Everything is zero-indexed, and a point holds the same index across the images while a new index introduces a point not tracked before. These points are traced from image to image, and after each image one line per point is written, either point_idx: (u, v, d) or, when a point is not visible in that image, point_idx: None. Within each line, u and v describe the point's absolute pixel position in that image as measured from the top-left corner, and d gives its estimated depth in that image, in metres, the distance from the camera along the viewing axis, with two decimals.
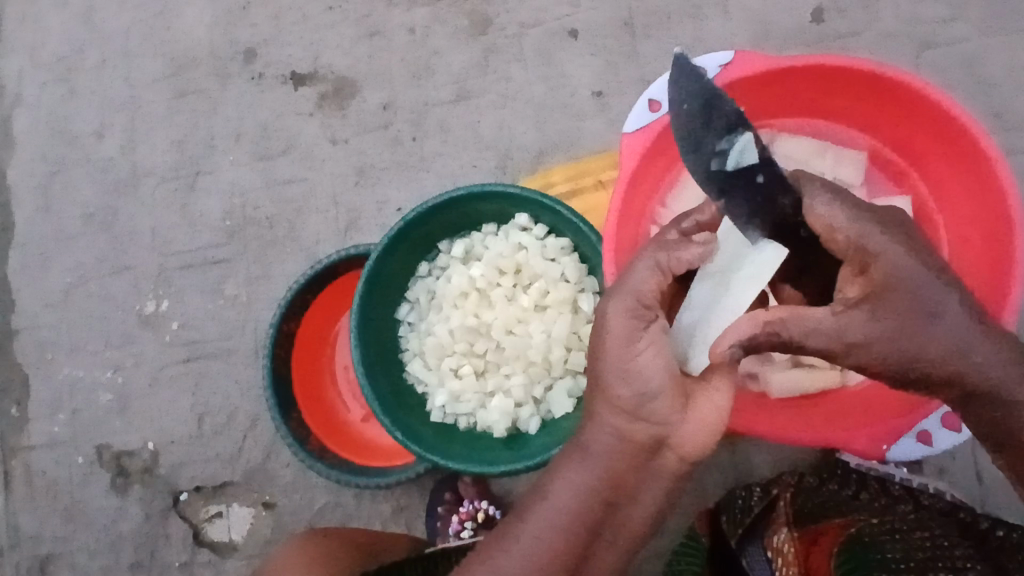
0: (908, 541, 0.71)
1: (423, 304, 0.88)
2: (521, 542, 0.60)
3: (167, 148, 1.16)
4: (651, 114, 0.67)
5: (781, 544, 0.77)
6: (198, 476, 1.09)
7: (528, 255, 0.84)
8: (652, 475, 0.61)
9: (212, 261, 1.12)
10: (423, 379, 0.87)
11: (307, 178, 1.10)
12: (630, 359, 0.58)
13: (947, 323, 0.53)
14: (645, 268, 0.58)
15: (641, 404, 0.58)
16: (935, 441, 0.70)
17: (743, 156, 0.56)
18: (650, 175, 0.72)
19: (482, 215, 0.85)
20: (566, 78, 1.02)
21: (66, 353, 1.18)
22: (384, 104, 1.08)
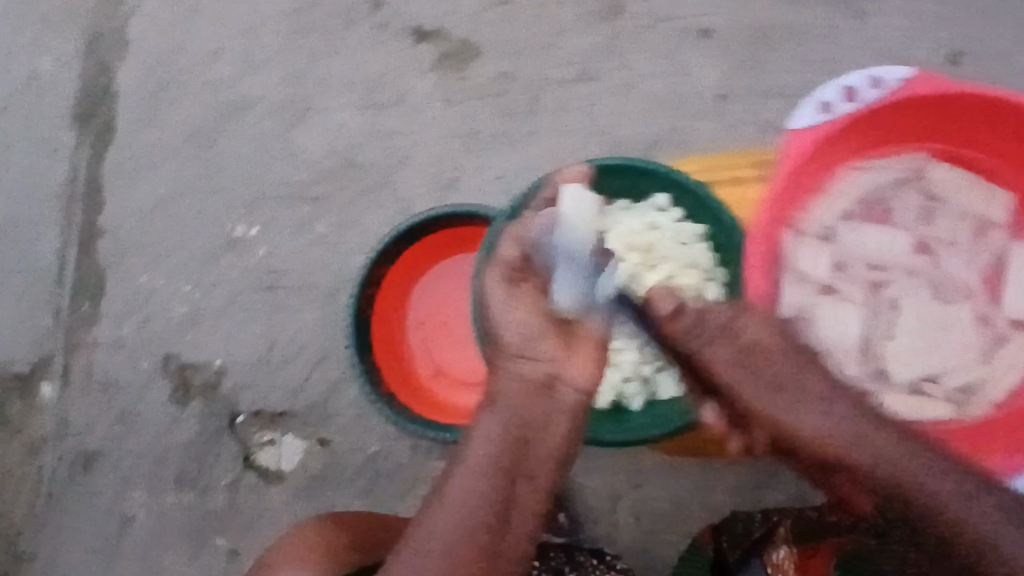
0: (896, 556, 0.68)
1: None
2: (450, 486, 0.61)
3: (281, 81, 1.18)
4: (823, 117, 0.71)
5: (781, 562, 0.82)
6: (259, 401, 1.12)
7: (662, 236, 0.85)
8: (552, 409, 0.66)
9: (308, 197, 1.14)
10: None
11: (414, 133, 1.11)
12: (507, 311, 0.70)
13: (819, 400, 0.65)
14: (506, 243, 0.71)
15: (526, 344, 0.68)
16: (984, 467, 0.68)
17: (606, 286, 0.72)
18: (806, 179, 0.75)
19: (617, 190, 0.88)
20: (692, 77, 1.03)
21: (148, 261, 1.20)
22: (502, 73, 1.09)
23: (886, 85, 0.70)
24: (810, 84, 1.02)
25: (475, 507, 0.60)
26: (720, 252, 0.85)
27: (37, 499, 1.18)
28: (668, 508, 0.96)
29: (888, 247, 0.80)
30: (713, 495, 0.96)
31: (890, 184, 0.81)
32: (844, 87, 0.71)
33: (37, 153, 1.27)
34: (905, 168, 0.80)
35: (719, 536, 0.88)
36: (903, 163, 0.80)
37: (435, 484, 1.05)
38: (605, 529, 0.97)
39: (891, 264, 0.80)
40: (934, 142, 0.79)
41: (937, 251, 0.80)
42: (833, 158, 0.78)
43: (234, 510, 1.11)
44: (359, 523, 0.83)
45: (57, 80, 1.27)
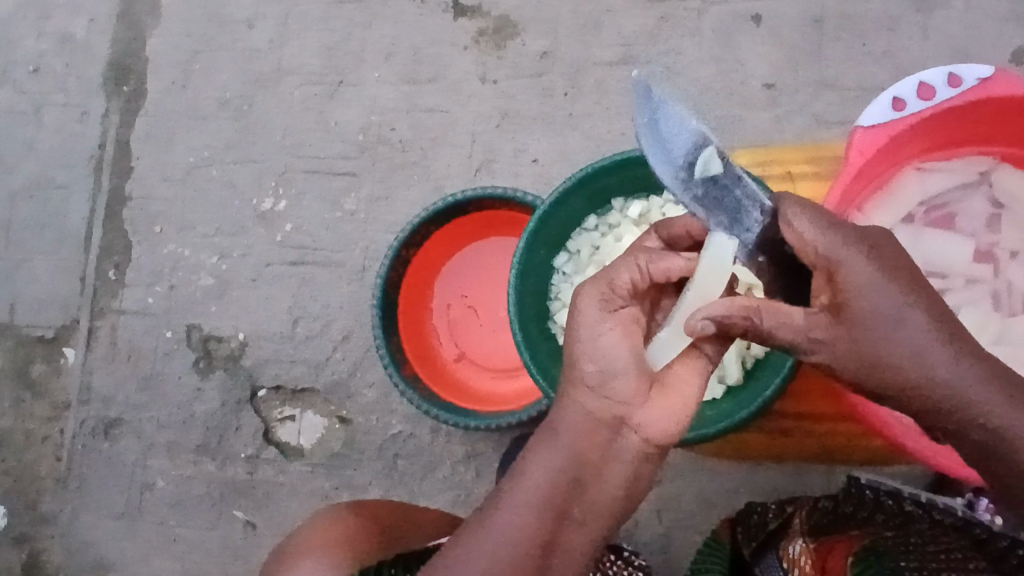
0: (925, 556, 0.63)
1: (582, 257, 0.87)
2: (492, 523, 0.55)
3: (315, 52, 1.16)
4: (893, 112, 0.66)
5: (797, 557, 0.76)
6: (281, 375, 1.11)
7: None
8: (615, 458, 0.56)
9: (339, 172, 1.12)
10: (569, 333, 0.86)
11: (450, 111, 1.09)
12: (595, 337, 0.56)
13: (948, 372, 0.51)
14: (626, 268, 0.59)
15: (604, 380, 0.56)
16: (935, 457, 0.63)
17: (709, 165, 0.56)
18: (866, 178, 0.70)
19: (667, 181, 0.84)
20: (742, 64, 1.00)
21: (176, 230, 1.19)
22: (543, 52, 1.06)
23: (963, 83, 0.66)
24: (864, 77, 0.98)
25: (513, 556, 0.54)
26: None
27: (59, 463, 1.19)
28: (692, 507, 0.94)
29: (949, 256, 0.73)
30: (741, 498, 0.93)
31: (955, 188, 0.75)
32: (916, 84, 0.66)
33: (69, 117, 1.26)
34: (963, 169, 0.74)
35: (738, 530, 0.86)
36: (963, 165, 0.74)
37: (456, 470, 1.03)
38: (628, 524, 0.95)
39: (954, 272, 0.73)
40: (1005, 146, 0.73)
41: (1002, 262, 0.74)
42: (899, 159, 0.72)
43: (253, 484, 1.11)
44: (386, 516, 0.81)
45: (90, 43, 1.26)
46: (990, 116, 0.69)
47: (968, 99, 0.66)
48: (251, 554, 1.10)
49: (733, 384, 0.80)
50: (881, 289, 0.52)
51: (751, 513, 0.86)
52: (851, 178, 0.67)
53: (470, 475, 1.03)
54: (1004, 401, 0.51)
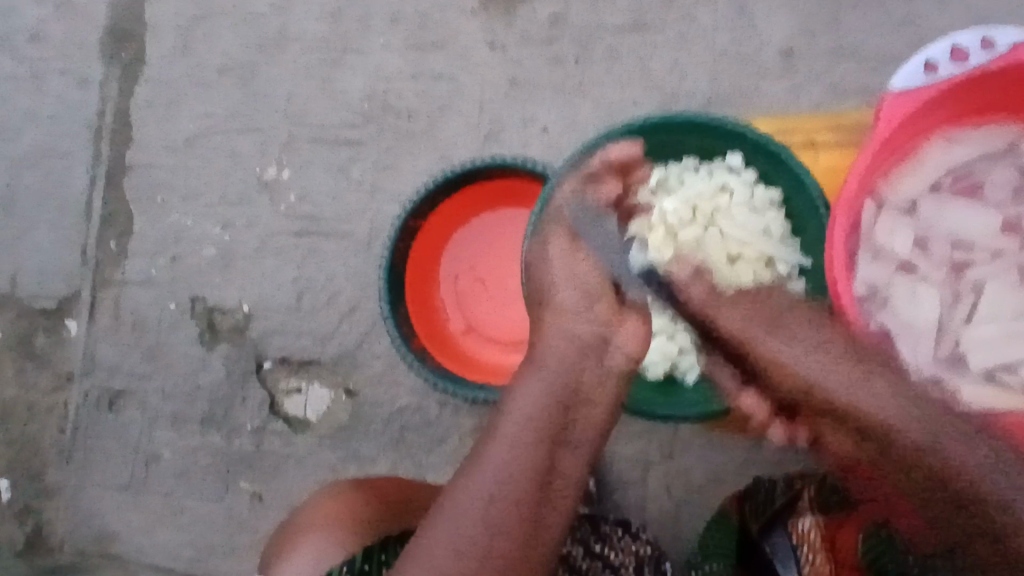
0: None
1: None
2: (495, 441, 0.62)
3: (319, 17, 1.13)
4: (923, 78, 0.65)
5: (806, 533, 0.81)
6: (287, 347, 1.09)
7: (731, 200, 0.81)
8: (601, 375, 0.69)
9: (343, 141, 1.09)
10: None
11: (457, 78, 1.06)
12: (571, 271, 0.74)
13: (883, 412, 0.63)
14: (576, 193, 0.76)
15: (582, 306, 0.72)
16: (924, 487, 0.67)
17: None
18: (892, 148, 0.69)
19: (687, 149, 0.83)
20: (758, 31, 0.98)
21: (178, 200, 1.17)
22: (553, 17, 1.03)
23: None
24: (883, 45, 0.96)
25: (517, 464, 0.60)
26: (791, 223, 0.80)
27: (64, 434, 1.18)
28: (701, 480, 0.94)
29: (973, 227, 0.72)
30: (749, 471, 0.93)
31: (982, 158, 0.73)
32: (939, 53, 0.65)
33: (68, 84, 1.23)
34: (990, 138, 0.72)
35: (743, 504, 0.88)
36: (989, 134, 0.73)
37: (463, 443, 1.03)
38: (636, 498, 0.95)
39: (977, 244, 0.72)
40: None
41: None
42: (925, 129, 0.71)
43: (259, 455, 1.11)
44: (410, 496, 0.80)
45: (88, 8, 1.23)
46: (1021, 83, 0.67)
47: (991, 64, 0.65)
48: (257, 525, 1.10)
49: None
50: (808, 324, 0.71)
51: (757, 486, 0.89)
52: (877, 149, 0.65)
53: None
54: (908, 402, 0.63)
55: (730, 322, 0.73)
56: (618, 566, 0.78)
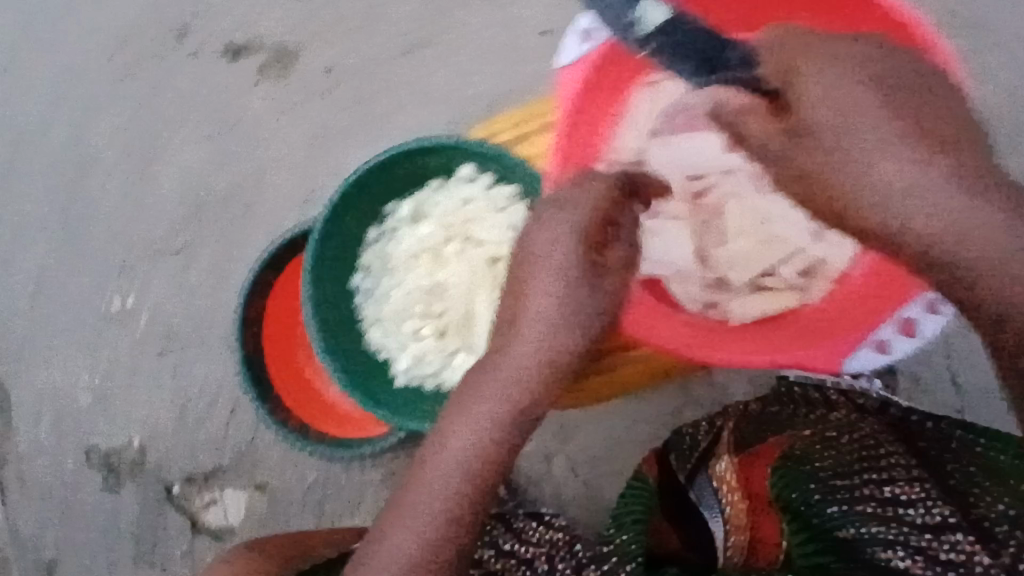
0: (839, 450, 0.70)
1: (376, 270, 0.83)
2: (428, 481, 0.63)
3: (111, 137, 1.11)
4: (584, 44, 0.70)
5: (725, 472, 0.76)
6: (188, 465, 1.09)
7: (475, 207, 0.81)
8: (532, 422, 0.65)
9: (173, 249, 1.09)
10: (382, 346, 0.83)
11: (259, 153, 1.06)
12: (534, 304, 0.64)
13: (1001, 225, 0.49)
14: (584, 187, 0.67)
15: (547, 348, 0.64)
16: (894, 348, 0.70)
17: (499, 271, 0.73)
18: (591, 115, 0.73)
19: (427, 170, 0.82)
20: (515, 19, 1.00)
21: (43, 358, 1.14)
22: (328, 67, 1.04)
23: None
24: None
25: (444, 503, 0.62)
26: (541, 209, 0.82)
27: None
28: (602, 452, 0.96)
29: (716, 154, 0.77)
30: (644, 429, 0.95)
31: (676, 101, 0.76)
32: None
33: None
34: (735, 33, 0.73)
35: (665, 458, 0.82)
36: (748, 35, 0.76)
37: (380, 496, 1.02)
38: (551, 491, 0.96)
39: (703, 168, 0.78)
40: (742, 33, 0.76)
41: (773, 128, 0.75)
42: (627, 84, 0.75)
43: None
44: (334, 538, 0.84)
45: None
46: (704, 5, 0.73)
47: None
48: None
49: None
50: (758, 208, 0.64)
51: (680, 435, 0.82)
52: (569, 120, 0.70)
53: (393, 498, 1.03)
54: None
55: (814, 115, 0.53)
56: (532, 560, 0.75)
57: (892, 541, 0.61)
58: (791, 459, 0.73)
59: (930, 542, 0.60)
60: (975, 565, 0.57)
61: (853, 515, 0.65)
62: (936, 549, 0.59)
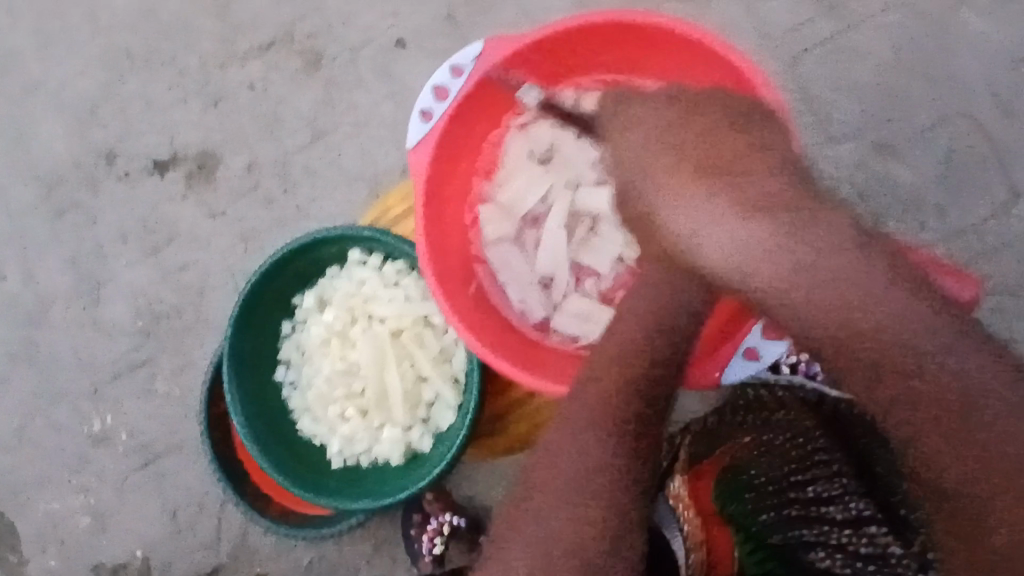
0: (772, 456, 0.69)
1: (296, 361, 0.87)
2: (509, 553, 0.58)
3: (64, 271, 1.16)
4: (426, 125, 0.69)
5: (679, 490, 0.70)
6: (189, 568, 1.11)
7: (370, 286, 0.84)
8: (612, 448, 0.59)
9: (138, 363, 1.13)
10: (316, 432, 0.86)
11: (199, 258, 1.10)
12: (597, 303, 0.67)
13: (814, 270, 0.55)
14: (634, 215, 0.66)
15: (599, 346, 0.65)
16: (763, 354, 0.67)
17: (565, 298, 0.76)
18: (442, 193, 0.73)
19: (323, 260, 0.85)
20: (409, 87, 1.06)
21: (36, 490, 1.16)
22: (248, 164, 1.09)
23: (464, 69, 0.68)
24: None
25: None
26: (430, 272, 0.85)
27: None
28: None
29: (575, 161, 0.76)
30: None
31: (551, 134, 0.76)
32: (444, 73, 0.69)
33: None
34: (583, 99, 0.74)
35: None
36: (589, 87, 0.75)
37: (373, 564, 1.05)
38: None
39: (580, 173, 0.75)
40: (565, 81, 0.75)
41: None
42: (480, 136, 0.76)
43: None
44: None
45: None
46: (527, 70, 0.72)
47: (496, 56, 0.69)
48: None
49: (457, 403, 0.83)
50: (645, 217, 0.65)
51: None
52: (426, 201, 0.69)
53: (387, 564, 1.05)
54: (881, 281, 0.53)
55: (636, 147, 0.65)
56: None
57: (814, 541, 0.62)
58: (740, 474, 0.70)
59: (850, 538, 0.59)
60: (890, 557, 0.56)
61: (780, 523, 0.65)
62: (855, 544, 0.59)
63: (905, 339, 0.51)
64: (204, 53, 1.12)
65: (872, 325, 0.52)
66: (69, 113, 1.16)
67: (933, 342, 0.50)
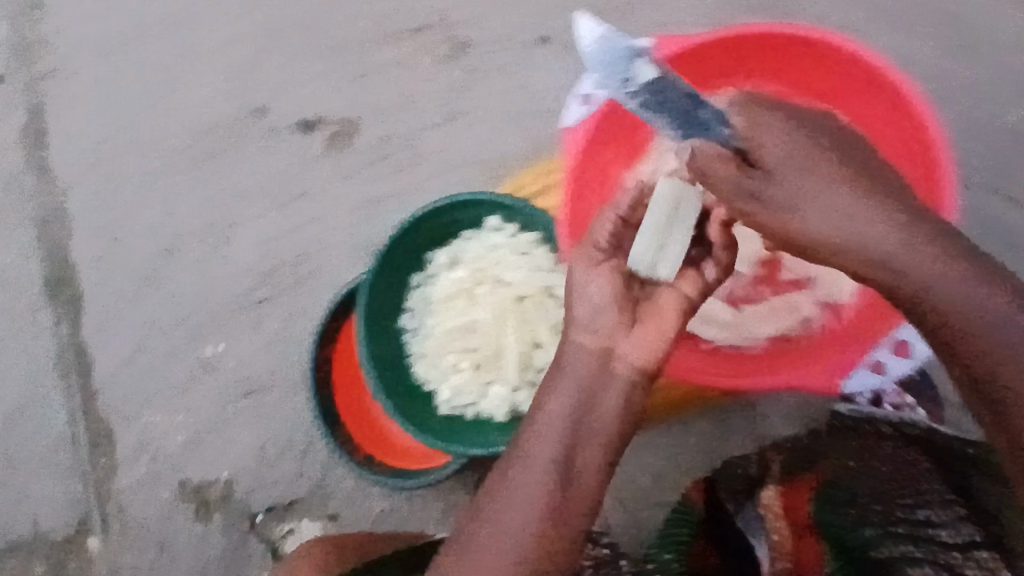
0: (874, 477, 0.77)
1: (420, 310, 0.94)
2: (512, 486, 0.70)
3: (202, 210, 1.26)
4: None
5: (769, 500, 0.86)
6: (269, 497, 1.20)
7: (502, 253, 0.92)
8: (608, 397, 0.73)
9: (254, 302, 1.22)
10: (427, 378, 0.93)
11: (325, 215, 1.19)
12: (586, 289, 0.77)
13: (922, 257, 0.66)
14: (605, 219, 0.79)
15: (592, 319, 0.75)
16: (869, 372, 0.89)
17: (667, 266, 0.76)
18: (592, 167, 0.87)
19: (460, 223, 0.93)
20: (545, 83, 1.12)
21: (143, 403, 1.27)
22: (383, 135, 1.17)
23: None
24: None
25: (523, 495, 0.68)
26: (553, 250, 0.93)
27: None
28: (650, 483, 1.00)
29: None
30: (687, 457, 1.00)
31: None
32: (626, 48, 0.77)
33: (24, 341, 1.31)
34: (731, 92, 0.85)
35: (717, 489, 0.91)
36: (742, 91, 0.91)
37: (440, 523, 1.12)
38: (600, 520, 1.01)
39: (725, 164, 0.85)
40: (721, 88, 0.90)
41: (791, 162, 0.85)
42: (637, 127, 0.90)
43: None
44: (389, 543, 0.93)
45: (20, 272, 1.31)
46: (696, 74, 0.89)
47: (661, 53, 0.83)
48: None
49: None
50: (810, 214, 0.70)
51: (729, 466, 0.92)
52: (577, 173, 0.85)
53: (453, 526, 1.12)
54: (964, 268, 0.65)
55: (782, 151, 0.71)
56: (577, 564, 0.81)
57: (920, 558, 0.69)
58: (830, 489, 0.81)
59: (957, 559, 0.67)
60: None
61: (880, 538, 0.73)
62: (963, 565, 0.66)
63: (981, 316, 0.64)
64: (360, 29, 1.21)
65: (948, 308, 0.66)
66: (230, 69, 1.27)
67: (996, 317, 0.64)
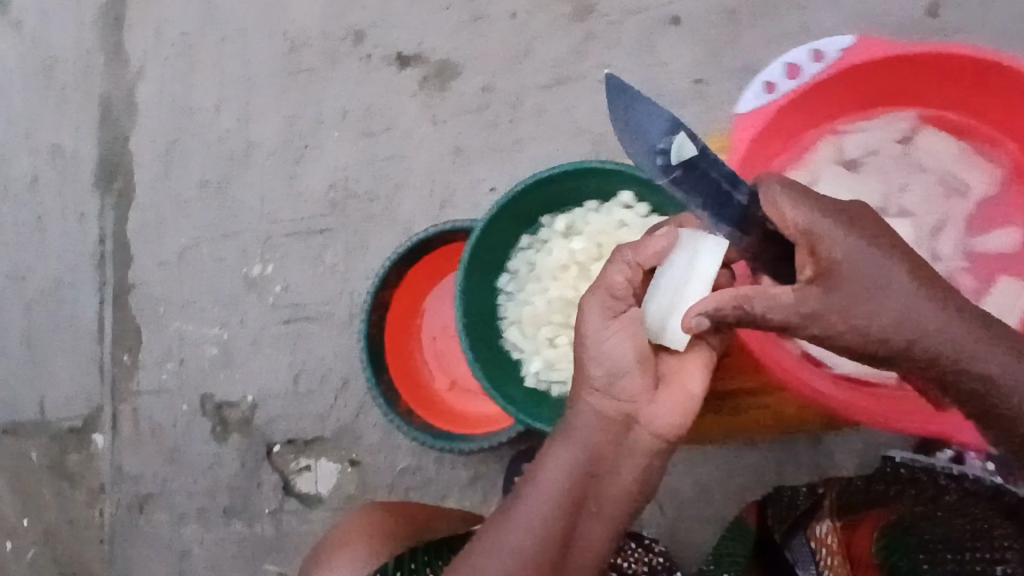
0: (948, 524, 0.75)
1: (523, 276, 0.94)
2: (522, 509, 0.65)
3: (277, 124, 1.21)
4: (765, 96, 0.78)
5: (825, 536, 0.80)
6: (291, 429, 1.16)
7: (628, 232, 0.89)
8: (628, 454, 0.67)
9: (315, 229, 1.18)
10: (519, 346, 0.93)
11: (407, 155, 1.15)
12: (599, 344, 0.67)
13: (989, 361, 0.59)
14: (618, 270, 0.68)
15: (612, 382, 0.67)
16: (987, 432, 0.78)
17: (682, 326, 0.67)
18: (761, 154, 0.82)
19: (584, 192, 0.90)
20: (666, 66, 1.07)
21: (178, 309, 1.23)
22: (483, 86, 1.13)
23: (826, 57, 0.77)
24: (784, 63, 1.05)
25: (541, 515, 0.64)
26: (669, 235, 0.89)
27: (103, 544, 1.23)
28: (691, 494, 0.99)
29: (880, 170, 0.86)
30: (737, 476, 0.98)
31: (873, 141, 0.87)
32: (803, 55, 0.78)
33: (68, 222, 1.27)
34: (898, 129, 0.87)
35: (766, 512, 0.89)
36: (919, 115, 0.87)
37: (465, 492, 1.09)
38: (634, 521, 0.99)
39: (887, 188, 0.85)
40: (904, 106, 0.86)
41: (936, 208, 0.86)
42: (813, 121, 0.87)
43: (279, 537, 1.16)
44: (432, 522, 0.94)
45: (77, 150, 1.27)
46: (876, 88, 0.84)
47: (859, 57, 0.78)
48: None
49: None
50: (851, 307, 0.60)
51: (779, 492, 0.89)
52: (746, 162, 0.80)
53: (478, 497, 1.09)
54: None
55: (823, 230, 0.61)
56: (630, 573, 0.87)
57: None
58: (898, 529, 0.78)
59: None
60: None
61: None
62: None
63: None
64: None
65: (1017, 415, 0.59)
66: None
67: None
